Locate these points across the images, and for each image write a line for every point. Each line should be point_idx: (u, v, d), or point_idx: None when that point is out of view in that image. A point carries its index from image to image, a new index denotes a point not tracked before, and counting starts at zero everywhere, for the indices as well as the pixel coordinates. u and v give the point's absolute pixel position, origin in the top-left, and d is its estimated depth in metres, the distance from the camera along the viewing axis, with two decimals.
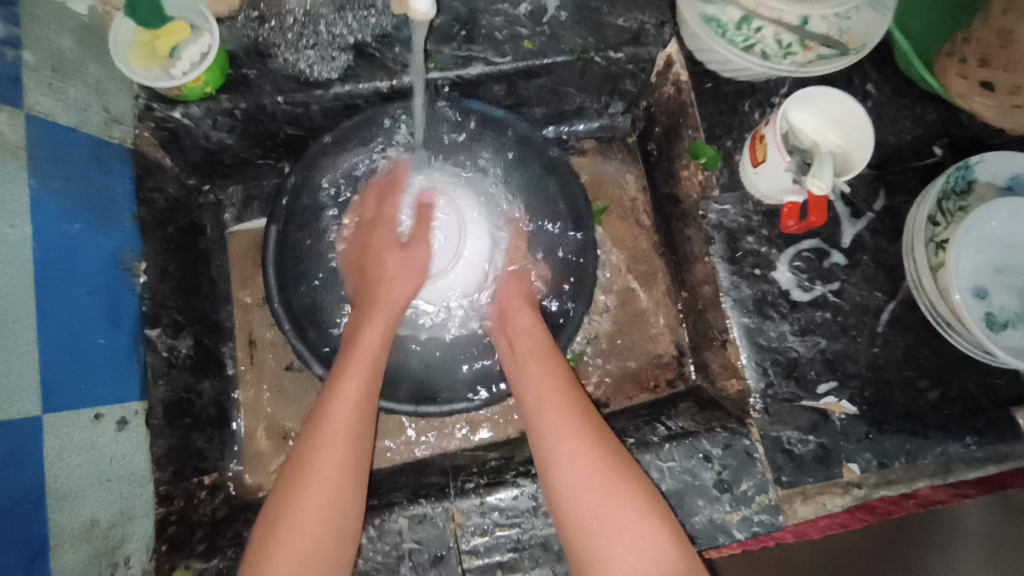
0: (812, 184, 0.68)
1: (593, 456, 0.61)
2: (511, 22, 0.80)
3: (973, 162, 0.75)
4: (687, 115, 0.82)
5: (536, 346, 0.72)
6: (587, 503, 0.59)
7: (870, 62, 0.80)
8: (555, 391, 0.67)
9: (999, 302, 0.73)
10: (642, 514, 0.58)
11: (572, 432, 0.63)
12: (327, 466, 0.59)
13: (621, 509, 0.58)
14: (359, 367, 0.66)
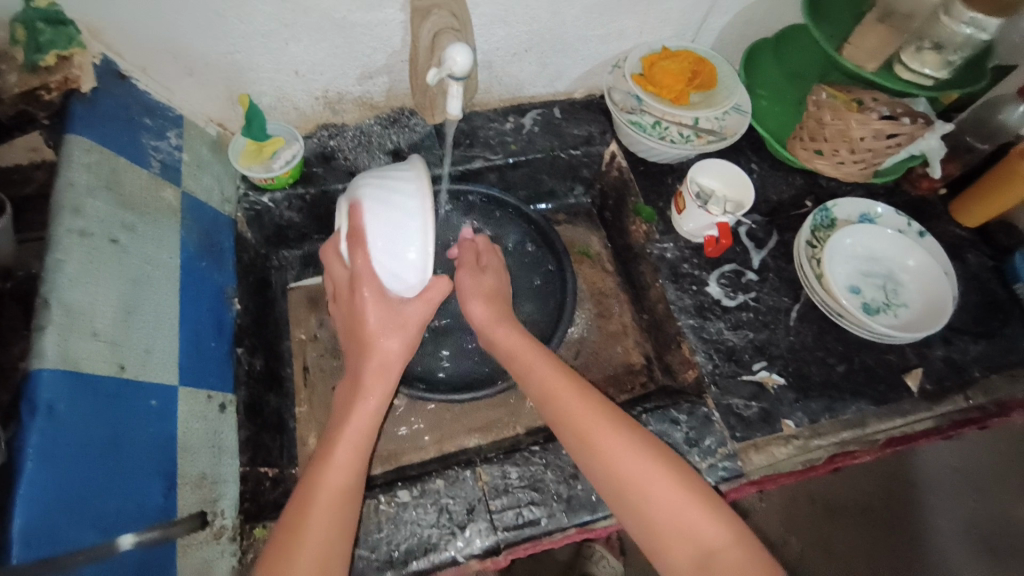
0: (713, 210, 1.01)
1: (604, 444, 0.75)
2: (501, 133, 1.17)
3: (830, 206, 1.08)
4: (629, 187, 1.15)
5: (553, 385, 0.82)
6: (643, 515, 0.72)
7: (750, 148, 1.17)
8: (556, 397, 0.80)
9: (868, 295, 1.00)
10: (655, 478, 0.73)
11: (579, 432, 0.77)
12: (312, 538, 0.66)
13: (638, 481, 0.73)
14: (342, 453, 0.72)
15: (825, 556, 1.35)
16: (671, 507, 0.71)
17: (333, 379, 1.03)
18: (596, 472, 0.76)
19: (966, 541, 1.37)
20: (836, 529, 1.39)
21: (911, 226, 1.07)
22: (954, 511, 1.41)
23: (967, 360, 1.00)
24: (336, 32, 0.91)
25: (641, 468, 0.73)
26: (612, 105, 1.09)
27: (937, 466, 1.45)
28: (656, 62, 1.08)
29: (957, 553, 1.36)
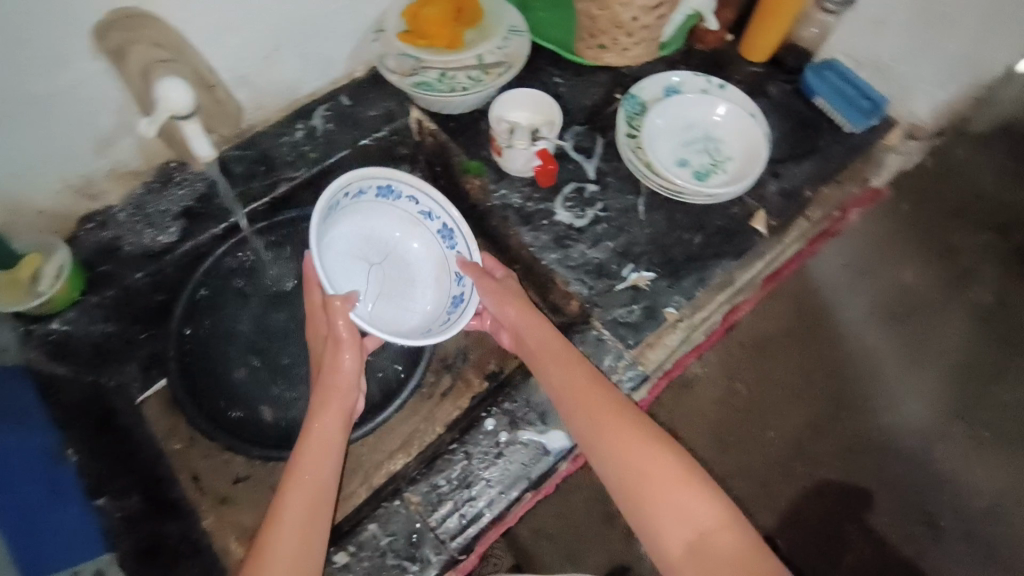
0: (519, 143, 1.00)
1: (607, 426, 0.77)
2: (296, 145, 1.05)
3: (636, 92, 1.09)
4: (448, 148, 1.09)
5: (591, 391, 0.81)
6: (655, 508, 0.72)
7: (546, 61, 1.14)
8: (569, 387, 0.81)
9: (696, 163, 1.04)
10: (651, 455, 0.74)
11: (584, 417, 0.79)
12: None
13: (636, 460, 0.74)
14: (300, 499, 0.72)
15: (769, 384, 1.45)
16: (668, 487, 0.72)
17: (228, 471, 0.92)
18: (595, 452, 0.77)
19: (875, 319, 1.51)
20: (765, 365, 1.46)
21: (711, 80, 1.10)
22: (856, 299, 1.53)
23: (799, 184, 1.06)
24: (38, 111, 0.77)
25: (637, 447, 0.75)
26: (388, 74, 1.01)
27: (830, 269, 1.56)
28: (417, 12, 1.00)
29: (878, 335, 1.49)
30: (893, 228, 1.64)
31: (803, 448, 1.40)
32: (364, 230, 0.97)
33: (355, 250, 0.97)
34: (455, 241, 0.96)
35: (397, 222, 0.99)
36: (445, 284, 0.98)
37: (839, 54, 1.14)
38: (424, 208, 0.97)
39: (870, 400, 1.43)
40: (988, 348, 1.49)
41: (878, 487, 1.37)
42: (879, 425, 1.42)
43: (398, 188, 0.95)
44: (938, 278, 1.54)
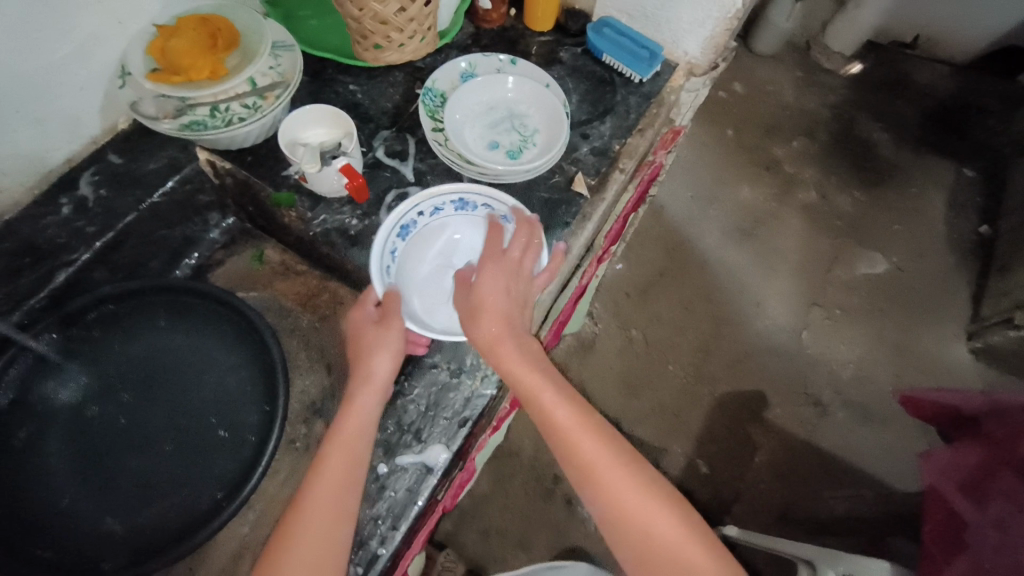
0: (308, 168, 0.93)
1: (608, 477, 0.72)
2: (66, 223, 0.92)
3: (431, 85, 1.07)
4: (250, 184, 1.00)
5: (582, 422, 0.76)
6: (645, 549, 0.70)
7: (336, 71, 1.09)
8: (573, 436, 0.74)
9: (507, 143, 1.05)
10: (661, 514, 0.71)
11: (588, 475, 0.72)
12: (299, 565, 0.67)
13: (647, 522, 0.70)
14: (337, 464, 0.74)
15: (656, 323, 1.62)
16: (650, 518, 0.71)
17: None
18: (598, 511, 0.72)
19: (731, 239, 1.73)
20: (652, 306, 1.64)
21: (502, 58, 1.10)
22: (710, 226, 1.75)
23: (606, 140, 1.11)
24: None
25: (644, 504, 0.71)
26: (152, 123, 0.90)
27: (681, 198, 1.78)
28: (163, 46, 0.90)
29: (738, 253, 1.71)
30: (715, 156, 1.84)
31: (700, 370, 1.57)
32: (444, 240, 0.95)
33: (439, 262, 0.94)
34: (528, 238, 0.90)
35: (479, 231, 0.95)
36: None
37: (612, 12, 1.20)
38: (501, 210, 0.93)
39: (742, 314, 1.64)
40: (820, 234, 1.76)
41: (768, 382, 1.58)
42: (759, 332, 1.63)
43: (472, 199, 0.93)
44: (767, 195, 1.80)
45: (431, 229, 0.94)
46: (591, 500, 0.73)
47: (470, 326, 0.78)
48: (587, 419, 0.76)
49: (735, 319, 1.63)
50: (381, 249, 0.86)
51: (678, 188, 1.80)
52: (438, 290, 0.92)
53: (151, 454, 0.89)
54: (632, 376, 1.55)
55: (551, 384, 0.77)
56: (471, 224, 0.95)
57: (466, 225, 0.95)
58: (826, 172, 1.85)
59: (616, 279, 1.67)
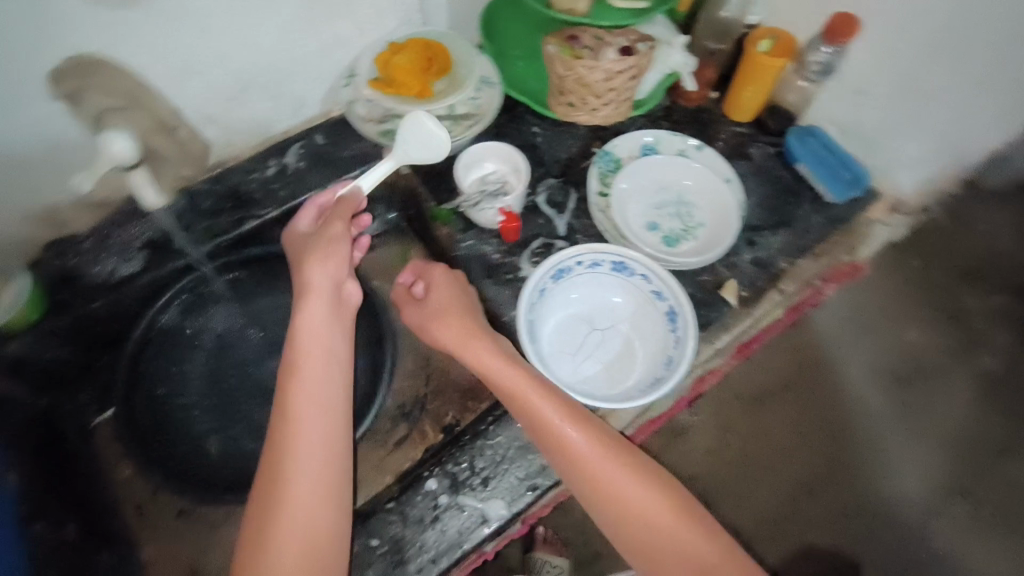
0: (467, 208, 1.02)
1: (594, 463, 0.74)
2: (266, 182, 1.05)
3: (610, 149, 1.08)
4: (420, 193, 1.09)
5: (561, 411, 0.77)
6: (630, 527, 0.72)
7: (527, 111, 1.14)
8: (553, 430, 0.76)
9: (667, 227, 1.01)
10: (653, 497, 0.73)
11: (571, 462, 0.75)
12: (303, 488, 0.68)
13: (638, 502, 0.72)
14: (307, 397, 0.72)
15: (763, 438, 1.44)
16: (636, 499, 0.72)
17: (169, 507, 0.94)
18: (587, 496, 0.74)
19: (883, 380, 1.49)
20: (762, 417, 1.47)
21: (688, 142, 1.08)
22: (860, 358, 1.51)
23: (772, 253, 1.03)
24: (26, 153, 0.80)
25: (632, 486, 0.73)
26: (359, 123, 1.05)
27: (836, 315, 1.54)
28: (389, 60, 1.00)
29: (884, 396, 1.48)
30: (895, 288, 1.58)
31: (797, 512, 1.39)
32: (592, 295, 0.96)
33: (577, 314, 0.95)
34: (677, 323, 0.89)
35: (626, 297, 0.95)
36: (655, 367, 0.89)
37: (822, 120, 1.12)
38: (656, 287, 0.92)
39: (867, 465, 1.43)
40: (999, 417, 1.47)
41: (874, 555, 1.35)
42: (879, 494, 1.40)
43: (632, 267, 0.93)
44: (941, 346, 1.53)
45: (581, 281, 0.96)
46: (579, 485, 0.75)
47: (440, 325, 0.85)
48: (569, 411, 0.77)
49: (858, 472, 1.42)
50: (532, 287, 0.90)
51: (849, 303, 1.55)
52: (570, 340, 0.94)
53: (262, 398, 1.01)
54: (715, 481, 1.41)
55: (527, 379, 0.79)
56: (620, 287, 0.95)
57: (615, 288, 0.96)
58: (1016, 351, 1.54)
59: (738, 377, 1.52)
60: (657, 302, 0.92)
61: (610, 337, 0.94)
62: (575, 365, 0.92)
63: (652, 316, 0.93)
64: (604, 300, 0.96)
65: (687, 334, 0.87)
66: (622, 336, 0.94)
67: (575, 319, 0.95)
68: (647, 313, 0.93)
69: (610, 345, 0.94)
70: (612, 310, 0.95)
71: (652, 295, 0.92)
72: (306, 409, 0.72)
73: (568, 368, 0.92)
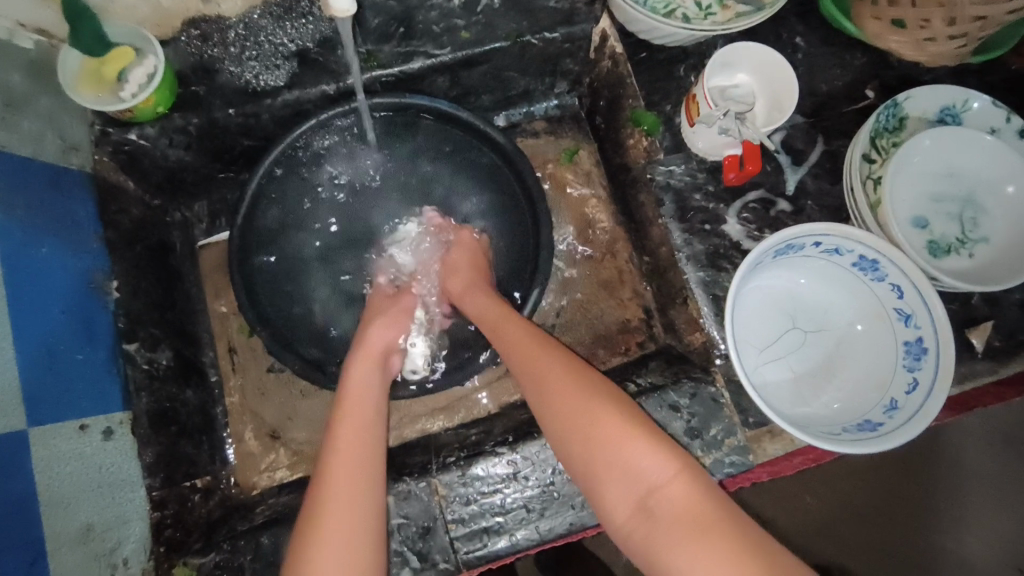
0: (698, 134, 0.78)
1: (587, 412, 0.58)
2: (447, 14, 0.81)
3: (902, 100, 0.78)
4: (625, 85, 0.85)
5: (584, 388, 0.61)
6: (658, 530, 0.51)
7: (795, 15, 0.84)
8: (566, 403, 0.60)
9: (938, 230, 0.77)
10: (655, 458, 0.54)
11: (580, 442, 0.57)
12: (345, 444, 0.60)
13: (631, 459, 0.54)
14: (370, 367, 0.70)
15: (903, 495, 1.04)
16: (665, 499, 0.52)
17: (264, 360, 0.87)
18: (577, 469, 0.57)
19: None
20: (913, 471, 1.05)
21: (1011, 122, 0.78)
22: None
23: None
24: None
25: (622, 441, 0.55)
26: None
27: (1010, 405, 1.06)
28: None
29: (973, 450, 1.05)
30: None
31: (839, 532, 1.04)
32: (809, 287, 0.75)
33: (782, 304, 0.75)
34: (922, 362, 0.68)
35: (854, 304, 0.73)
36: (867, 404, 0.70)
37: None
38: (907, 307, 0.69)
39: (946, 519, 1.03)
40: None
41: None
42: (948, 551, 1.02)
43: (885, 272, 0.70)
44: None
45: (801, 265, 0.75)
46: (568, 452, 0.59)
47: (480, 301, 0.77)
48: (595, 390, 0.60)
49: (932, 521, 1.03)
50: (752, 259, 0.69)
51: None
52: (765, 332, 0.74)
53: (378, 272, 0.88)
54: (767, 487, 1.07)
55: (556, 362, 0.64)
56: (851, 288, 0.73)
57: (842, 289, 0.74)
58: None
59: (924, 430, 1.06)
60: (898, 325, 0.70)
61: (813, 344, 0.74)
62: (759, 366, 0.73)
63: (883, 339, 0.71)
64: (822, 298, 0.75)
65: (935, 382, 0.66)
66: (829, 348, 0.74)
67: (777, 308, 0.75)
68: (878, 334, 0.72)
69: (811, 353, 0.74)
70: (828, 313, 0.75)
71: (894, 314, 0.71)
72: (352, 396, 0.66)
73: (756, 366, 0.73)
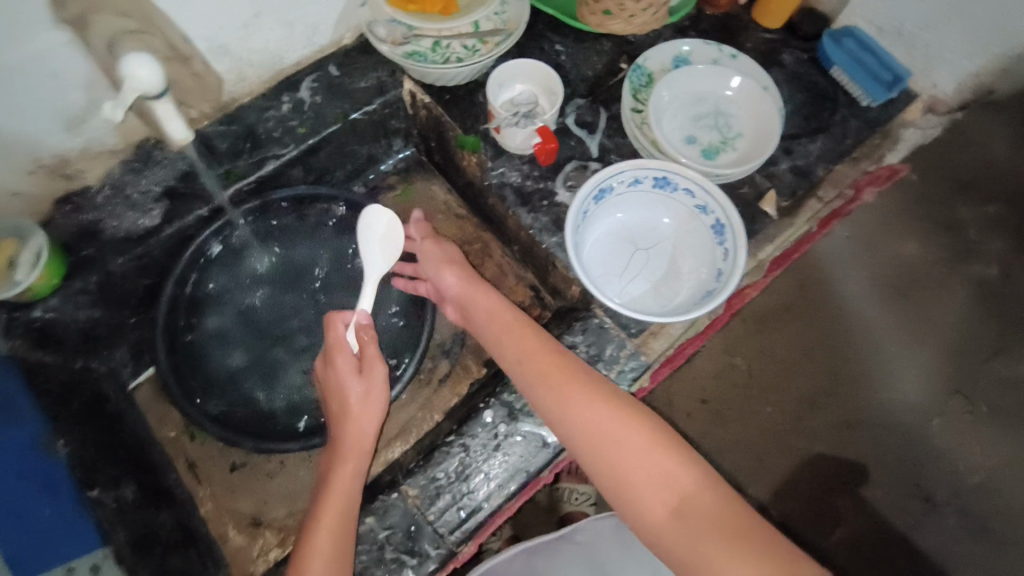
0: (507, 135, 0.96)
1: (618, 435, 0.68)
2: (282, 120, 0.98)
3: (642, 62, 1.03)
4: (443, 123, 1.04)
5: (614, 406, 0.70)
6: (694, 543, 0.62)
7: (549, 29, 1.07)
8: (607, 426, 0.69)
9: (705, 140, 0.99)
10: (697, 481, 0.65)
11: (615, 461, 0.67)
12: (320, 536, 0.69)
13: (664, 472, 0.65)
14: (351, 446, 0.76)
15: (828, 356, 1.29)
16: (700, 518, 0.63)
17: (225, 461, 0.95)
18: (615, 486, 0.67)
19: (877, 301, 1.31)
20: (835, 337, 1.31)
21: (722, 51, 1.03)
22: (941, 309, 1.30)
23: (811, 161, 1.01)
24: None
25: (655, 464, 0.66)
26: (379, 44, 0.95)
27: (890, 261, 1.32)
28: None
29: (868, 316, 1.30)
30: None
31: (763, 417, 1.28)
32: (634, 215, 0.94)
33: (620, 233, 0.93)
34: (727, 235, 0.87)
35: (670, 212, 0.93)
36: (705, 280, 0.88)
37: (861, 20, 1.07)
38: (701, 199, 0.89)
39: (865, 369, 1.29)
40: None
41: (884, 470, 1.24)
42: (871, 406, 1.27)
43: (676, 180, 0.90)
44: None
45: (622, 199, 0.93)
46: (604, 469, 0.68)
47: (482, 311, 0.83)
48: (624, 406, 0.70)
49: (857, 381, 1.28)
50: (576, 211, 0.87)
51: (904, 266, 1.32)
52: (614, 261, 0.92)
53: (299, 343, 0.99)
54: (722, 403, 1.28)
55: (580, 381, 0.73)
56: (663, 204, 0.93)
57: (655, 205, 0.93)
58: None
59: (829, 300, 1.32)
60: (703, 212, 0.89)
61: (654, 255, 0.93)
62: (620, 288, 0.90)
63: (699, 229, 0.90)
64: (646, 218, 0.94)
65: (736, 243, 0.86)
66: (666, 253, 0.93)
67: (618, 240, 0.93)
68: (695, 226, 0.91)
69: (656, 264, 0.92)
70: (653, 227, 0.94)
71: (697, 206, 0.90)
72: (338, 482, 0.73)
73: (615, 291, 0.90)
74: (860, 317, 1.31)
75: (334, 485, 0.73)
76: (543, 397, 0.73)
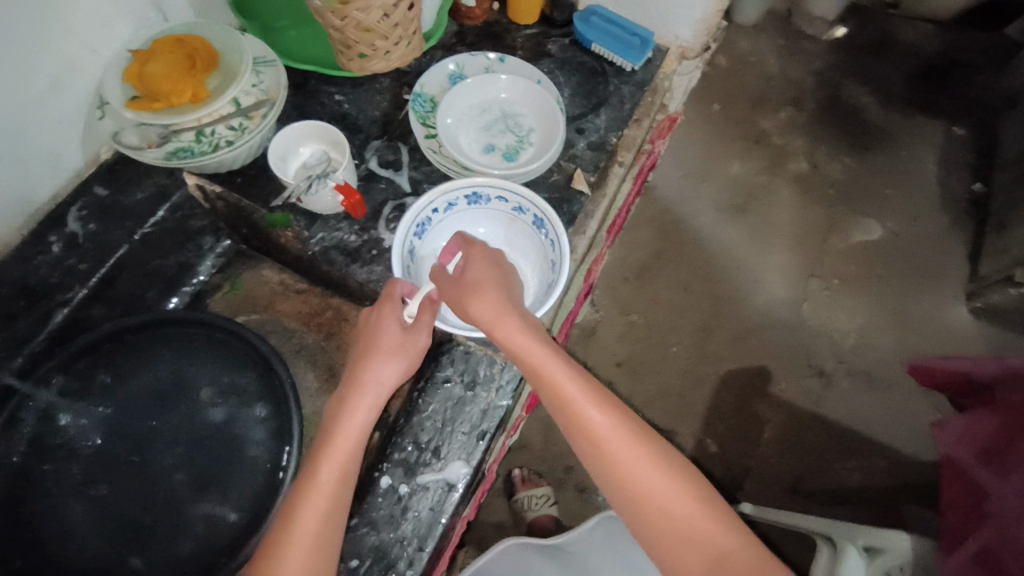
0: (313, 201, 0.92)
1: (650, 482, 0.67)
2: (57, 260, 0.87)
3: (420, 89, 1.04)
4: (244, 207, 0.98)
5: (642, 451, 0.69)
6: None
7: (322, 83, 1.05)
8: (638, 471, 0.68)
9: (503, 144, 1.03)
10: (701, 515, 0.66)
11: (645, 502, 0.67)
12: (307, 520, 0.68)
13: (696, 528, 0.65)
14: (349, 432, 0.73)
15: (706, 281, 1.47)
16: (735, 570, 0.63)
17: None
18: (644, 528, 0.67)
19: (722, 219, 1.52)
20: (708, 261, 1.49)
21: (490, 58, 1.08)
22: (782, 212, 1.53)
23: (602, 134, 1.08)
24: None
25: (689, 518, 0.66)
26: (136, 153, 0.85)
27: (722, 183, 1.56)
28: (141, 71, 0.84)
29: (724, 233, 1.51)
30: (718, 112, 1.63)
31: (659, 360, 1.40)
32: None
33: None
34: (547, 229, 0.90)
35: (493, 223, 0.96)
36: (544, 274, 0.91)
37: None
38: (515, 203, 0.92)
39: (742, 281, 1.47)
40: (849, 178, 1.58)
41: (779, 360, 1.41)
42: (756, 306, 1.45)
43: (486, 192, 0.93)
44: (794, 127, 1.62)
45: (444, 225, 0.94)
46: (635, 511, 0.67)
47: (474, 303, 0.74)
48: (647, 446, 0.69)
49: (734, 295, 1.46)
50: (399, 252, 0.86)
51: (746, 186, 1.55)
52: None
53: (146, 498, 0.81)
54: (636, 360, 1.40)
55: (611, 415, 0.70)
56: (485, 219, 0.96)
57: (478, 220, 0.96)
58: (826, 107, 1.64)
59: (687, 233, 1.50)
60: (519, 214, 0.93)
61: None
62: None
63: (524, 229, 0.94)
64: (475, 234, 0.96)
65: (556, 233, 0.89)
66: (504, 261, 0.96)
67: None
68: (519, 227, 0.94)
69: None
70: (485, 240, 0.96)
71: (512, 210, 0.93)
72: (332, 463, 0.71)
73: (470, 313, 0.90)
74: (716, 239, 1.50)
75: (327, 465, 0.71)
76: (578, 433, 0.70)
